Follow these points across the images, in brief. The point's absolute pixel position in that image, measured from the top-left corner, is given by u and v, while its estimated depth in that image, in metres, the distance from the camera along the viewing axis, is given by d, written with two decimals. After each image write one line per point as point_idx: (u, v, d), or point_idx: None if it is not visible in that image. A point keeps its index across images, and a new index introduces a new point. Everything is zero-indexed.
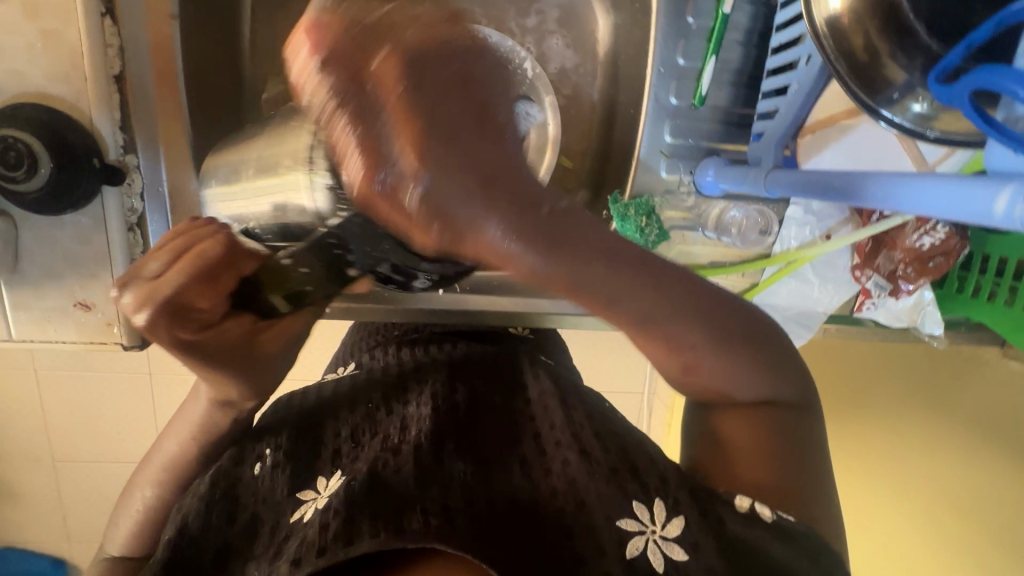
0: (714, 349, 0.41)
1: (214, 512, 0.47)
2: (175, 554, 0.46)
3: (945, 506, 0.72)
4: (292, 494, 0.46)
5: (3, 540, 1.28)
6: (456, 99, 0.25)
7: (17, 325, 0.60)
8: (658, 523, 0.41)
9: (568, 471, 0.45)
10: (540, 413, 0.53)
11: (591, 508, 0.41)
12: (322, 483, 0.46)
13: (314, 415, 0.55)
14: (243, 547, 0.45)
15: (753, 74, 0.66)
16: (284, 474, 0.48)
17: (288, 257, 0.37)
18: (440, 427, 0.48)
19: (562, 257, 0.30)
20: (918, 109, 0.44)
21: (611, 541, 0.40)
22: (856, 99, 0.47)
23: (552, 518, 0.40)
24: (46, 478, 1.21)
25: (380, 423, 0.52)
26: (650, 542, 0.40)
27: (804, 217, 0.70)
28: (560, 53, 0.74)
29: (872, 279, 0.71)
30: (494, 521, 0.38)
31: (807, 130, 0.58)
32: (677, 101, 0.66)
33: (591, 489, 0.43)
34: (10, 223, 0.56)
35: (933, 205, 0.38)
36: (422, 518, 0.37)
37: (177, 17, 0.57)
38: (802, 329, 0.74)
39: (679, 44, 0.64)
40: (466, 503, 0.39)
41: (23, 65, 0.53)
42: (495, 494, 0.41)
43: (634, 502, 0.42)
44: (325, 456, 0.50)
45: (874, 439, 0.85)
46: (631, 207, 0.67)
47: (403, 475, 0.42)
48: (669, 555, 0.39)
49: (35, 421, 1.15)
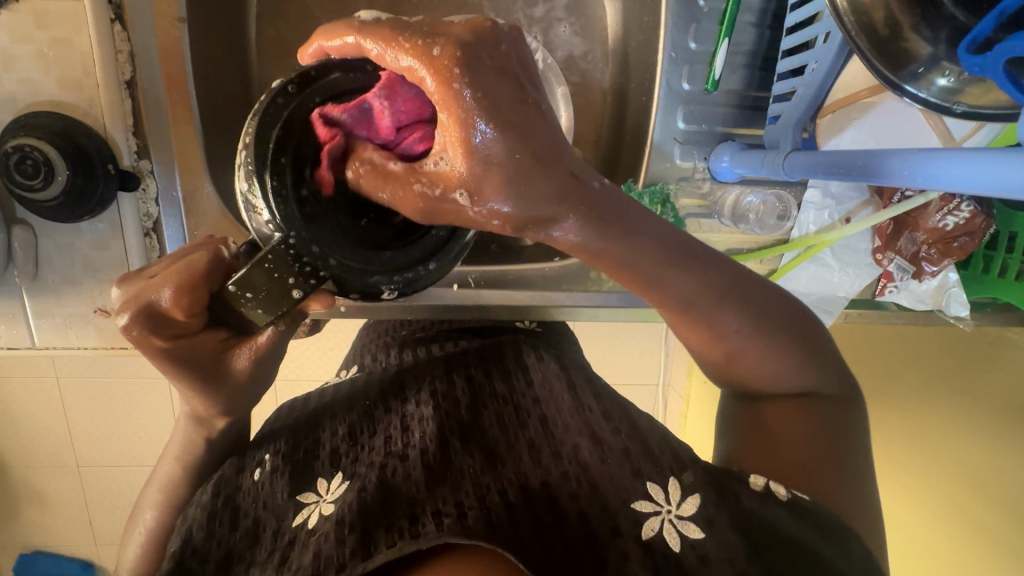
0: (752, 326, 0.45)
1: (217, 519, 0.47)
2: (178, 562, 0.44)
3: (968, 490, 0.71)
4: (294, 497, 0.47)
5: (34, 544, 1.31)
6: (500, 88, 0.30)
7: (39, 332, 0.61)
8: (673, 503, 0.41)
9: (579, 454, 0.46)
10: (543, 397, 0.54)
11: (604, 491, 0.42)
12: (324, 485, 0.47)
13: (309, 420, 0.55)
14: (245, 551, 0.45)
15: (767, 56, 0.65)
16: (284, 478, 0.48)
17: (230, 284, 0.34)
18: (442, 427, 0.49)
19: (613, 232, 0.37)
20: (943, 83, 0.43)
21: (627, 523, 0.40)
22: (877, 75, 0.45)
23: (563, 504, 0.41)
24: (73, 482, 1.24)
25: (381, 421, 0.52)
26: (666, 522, 0.40)
27: (823, 201, 0.68)
28: (568, 41, 0.73)
29: (894, 262, 0.70)
30: (507, 510, 0.38)
31: (828, 109, 0.57)
32: (690, 86, 0.65)
33: (605, 474, 0.44)
34: (29, 231, 0.57)
35: (959, 180, 0.37)
36: (436, 520, 0.37)
37: (185, 21, 0.57)
38: (824, 314, 0.72)
39: (690, 28, 0.63)
40: (478, 498, 0.39)
41: (35, 74, 0.53)
42: (506, 482, 0.42)
43: (648, 483, 0.43)
44: (323, 457, 0.50)
45: (896, 428, 0.83)
46: (645, 196, 0.66)
47: (414, 479, 0.43)
48: (685, 534, 0.40)
49: (59, 427, 1.17)
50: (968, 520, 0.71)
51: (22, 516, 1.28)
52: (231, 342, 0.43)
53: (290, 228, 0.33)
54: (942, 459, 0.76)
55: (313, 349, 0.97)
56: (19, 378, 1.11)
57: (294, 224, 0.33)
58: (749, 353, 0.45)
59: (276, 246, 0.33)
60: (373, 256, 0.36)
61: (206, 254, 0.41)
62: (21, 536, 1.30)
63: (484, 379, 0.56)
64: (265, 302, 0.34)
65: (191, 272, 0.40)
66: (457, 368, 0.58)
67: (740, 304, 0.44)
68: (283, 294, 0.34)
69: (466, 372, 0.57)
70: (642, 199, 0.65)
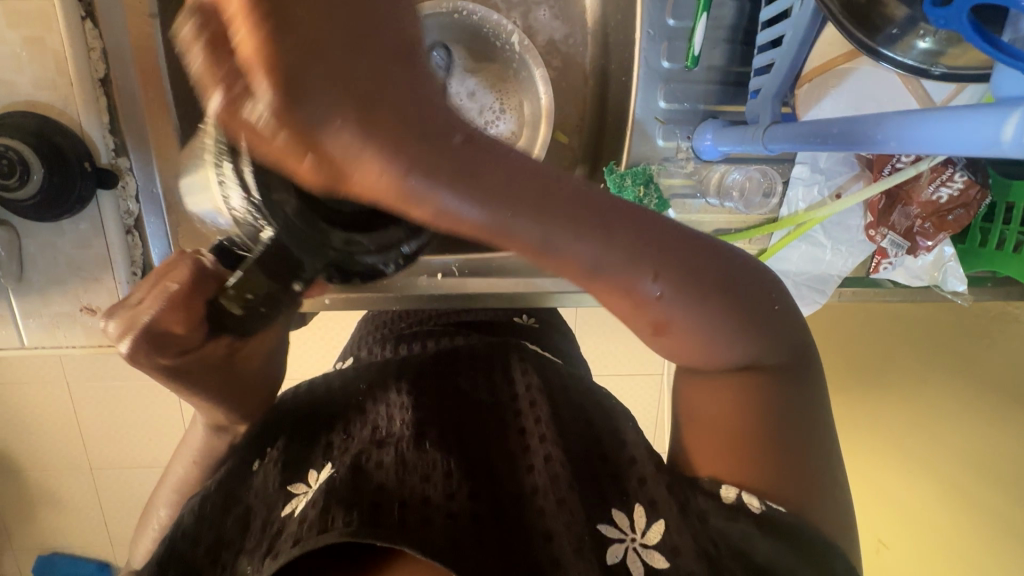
0: (682, 294, 0.34)
1: (209, 503, 0.46)
2: (168, 550, 0.44)
3: (962, 473, 0.71)
4: (283, 488, 0.46)
5: (50, 546, 1.33)
6: None
7: (27, 332, 0.61)
8: (638, 532, 0.41)
9: (550, 468, 0.45)
10: (527, 411, 0.51)
11: (571, 506, 0.43)
12: (314, 476, 0.46)
13: (307, 403, 0.55)
14: (235, 538, 0.44)
15: (749, 29, 0.63)
16: (276, 467, 0.48)
17: (231, 285, 0.35)
18: (424, 418, 0.48)
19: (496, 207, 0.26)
20: (923, 45, 0.42)
21: (591, 544, 0.41)
22: (851, 41, 0.44)
23: (530, 522, 0.42)
24: (84, 484, 1.26)
25: (369, 412, 0.52)
26: (630, 550, 0.41)
27: (811, 176, 0.67)
28: (547, 24, 0.72)
29: (887, 238, 0.67)
30: (472, 522, 0.39)
31: (806, 77, 0.55)
32: (670, 63, 0.63)
33: (574, 492, 0.44)
34: (12, 231, 0.57)
35: (935, 142, 0.35)
36: (400, 513, 0.37)
37: (156, 16, 0.58)
38: (814, 294, 0.71)
39: (668, 3, 0.62)
40: (445, 495, 0.40)
41: (10, 75, 0.54)
42: (478, 487, 0.43)
43: (613, 510, 0.43)
44: (318, 446, 0.50)
45: (892, 411, 0.83)
46: (627, 177, 0.65)
47: (386, 465, 0.43)
48: (649, 562, 0.40)
49: (68, 430, 1.19)
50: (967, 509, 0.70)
51: (37, 519, 1.30)
52: (235, 346, 0.45)
53: (278, 219, 0.33)
54: (948, 437, 0.74)
55: (310, 347, 0.98)
56: (26, 384, 1.13)
57: (279, 217, 0.33)
58: (684, 318, 0.35)
59: (283, 224, 0.33)
60: (359, 237, 0.36)
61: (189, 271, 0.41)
62: (37, 539, 1.32)
63: (474, 383, 0.56)
64: (268, 269, 0.34)
65: (194, 279, 0.41)
66: (448, 375, 0.56)
67: (662, 257, 0.33)
68: (288, 277, 0.35)
69: (456, 377, 0.56)
70: (624, 180, 0.65)
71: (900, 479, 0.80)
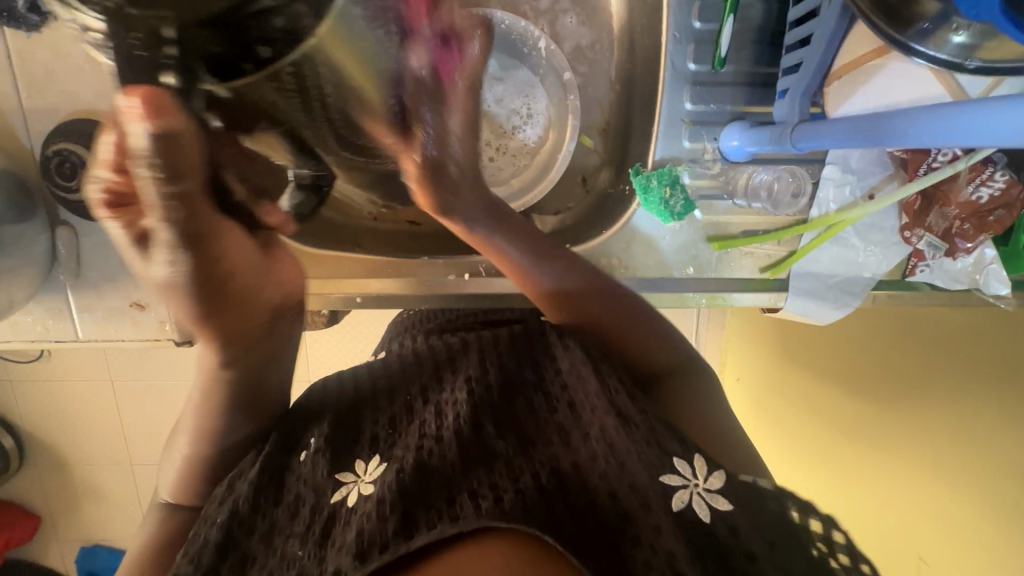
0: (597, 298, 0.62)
1: (264, 494, 0.51)
2: (226, 534, 0.48)
3: (967, 486, 0.73)
4: (332, 476, 0.52)
5: (93, 537, 1.39)
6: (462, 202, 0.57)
7: (83, 326, 0.65)
8: (700, 477, 0.45)
9: (606, 435, 0.49)
10: (574, 383, 0.55)
11: (631, 469, 0.46)
12: (361, 467, 0.52)
13: (350, 406, 0.59)
14: (286, 523, 0.50)
15: (777, 30, 0.63)
16: (325, 458, 0.53)
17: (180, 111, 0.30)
18: (475, 410, 0.52)
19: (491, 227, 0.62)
20: (957, 40, 0.40)
21: (658, 497, 0.44)
22: (881, 36, 0.43)
23: (593, 486, 0.45)
24: (127, 477, 1.32)
25: (417, 411, 0.56)
26: (695, 494, 0.45)
27: (843, 177, 0.66)
28: (574, 31, 0.75)
29: (924, 239, 0.66)
30: (540, 494, 0.42)
31: (834, 75, 0.51)
32: (697, 65, 0.64)
33: (632, 453, 0.47)
34: (72, 231, 0.62)
35: (958, 135, 0.36)
36: (475, 505, 0.40)
37: None
38: (847, 296, 0.70)
39: (693, 7, 0.62)
40: (513, 481, 0.43)
41: (75, 87, 0.58)
42: (538, 465, 0.46)
43: (674, 459, 0.47)
44: (364, 443, 0.55)
45: (914, 416, 0.81)
46: (653, 178, 0.65)
47: (448, 459, 0.47)
48: (714, 505, 0.44)
49: (114, 425, 1.25)
50: (1002, 517, 0.69)
51: (80, 511, 1.36)
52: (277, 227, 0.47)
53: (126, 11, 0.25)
54: (975, 430, 0.74)
55: (342, 345, 1.02)
56: (75, 379, 1.20)
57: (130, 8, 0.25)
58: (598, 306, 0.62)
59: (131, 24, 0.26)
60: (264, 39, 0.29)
61: (200, 186, 0.34)
62: (80, 529, 1.38)
63: (517, 370, 0.58)
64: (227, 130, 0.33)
65: (168, 153, 0.31)
66: (490, 354, 0.60)
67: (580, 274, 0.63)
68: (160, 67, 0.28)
69: (497, 360, 0.59)
70: (650, 181, 0.65)
71: (912, 494, 0.81)
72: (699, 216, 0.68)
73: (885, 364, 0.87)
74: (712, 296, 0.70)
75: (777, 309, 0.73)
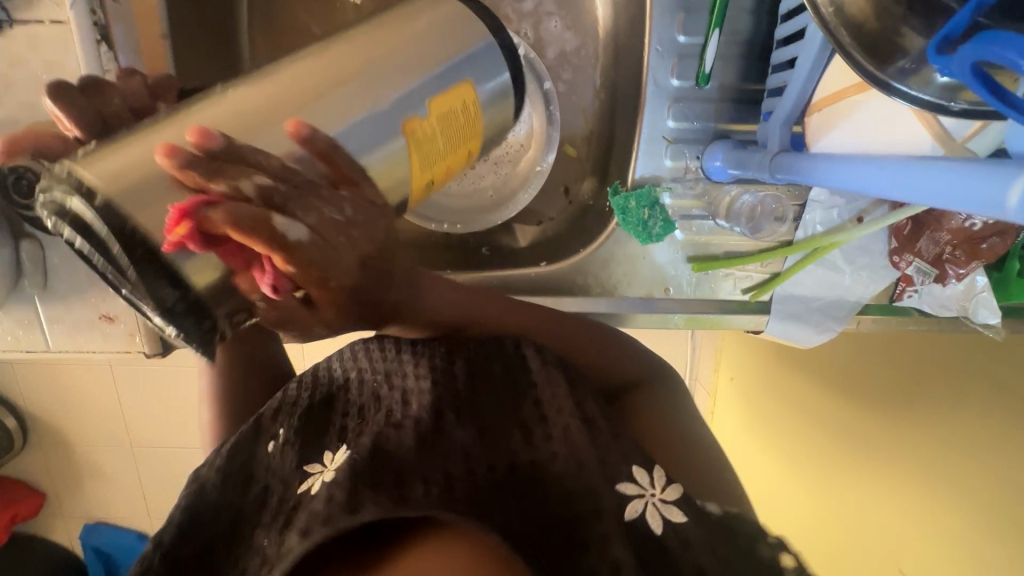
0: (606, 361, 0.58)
1: (230, 482, 0.51)
2: (189, 513, 0.50)
3: (931, 498, 0.73)
4: (300, 467, 0.48)
5: (94, 515, 1.43)
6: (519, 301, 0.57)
7: (53, 337, 0.65)
8: (657, 488, 0.43)
9: (570, 438, 0.45)
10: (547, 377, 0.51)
11: (590, 471, 0.43)
12: (329, 456, 0.47)
13: (323, 395, 0.55)
14: (253, 513, 0.48)
15: (766, 45, 0.60)
16: (294, 449, 0.50)
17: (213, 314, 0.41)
18: (439, 396, 0.48)
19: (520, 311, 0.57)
20: (942, 80, 0.37)
21: (612, 505, 0.42)
22: (860, 72, 0.40)
23: (549, 485, 0.42)
24: (125, 459, 1.34)
25: (385, 399, 0.52)
26: (649, 505, 0.42)
27: (830, 200, 0.63)
28: (559, 35, 0.71)
29: (913, 265, 0.64)
30: (491, 486, 0.40)
31: (816, 106, 0.48)
32: (680, 81, 0.61)
33: (591, 454, 0.44)
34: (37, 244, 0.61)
35: (927, 193, 0.34)
36: (424, 487, 0.38)
37: (166, 38, 0.61)
38: (830, 321, 0.68)
39: (679, 19, 0.59)
40: (467, 469, 0.41)
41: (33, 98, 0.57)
42: (497, 458, 0.43)
43: (634, 467, 0.45)
44: (333, 430, 0.50)
45: (898, 422, 0.79)
46: (632, 199, 0.63)
47: (404, 441, 0.43)
48: (668, 517, 0.42)
49: (111, 410, 1.26)
50: (970, 526, 0.68)
51: (86, 491, 1.40)
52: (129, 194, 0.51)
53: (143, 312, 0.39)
54: (972, 426, 0.69)
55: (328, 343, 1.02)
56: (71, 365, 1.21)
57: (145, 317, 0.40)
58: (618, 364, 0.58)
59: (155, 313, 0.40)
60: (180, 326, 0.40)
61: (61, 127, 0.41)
62: (84, 508, 1.42)
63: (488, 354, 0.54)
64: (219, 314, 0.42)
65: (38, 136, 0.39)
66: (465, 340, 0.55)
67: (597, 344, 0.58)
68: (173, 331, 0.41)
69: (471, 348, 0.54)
70: (628, 202, 0.63)
71: (875, 503, 0.82)
72: (679, 237, 0.66)
73: (879, 372, 0.83)
74: (690, 316, 0.67)
75: (759, 331, 0.71)
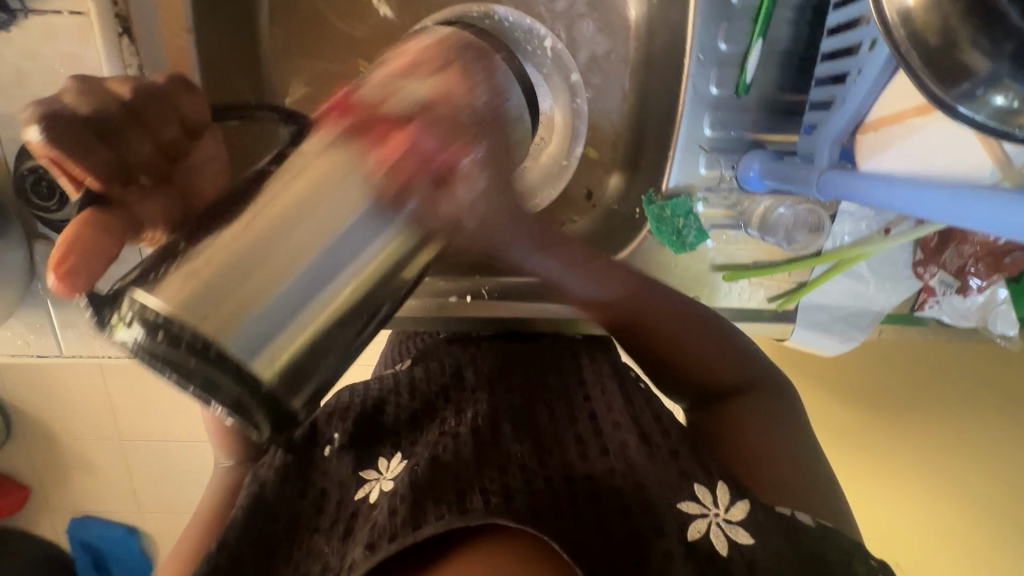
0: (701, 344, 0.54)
1: (287, 486, 0.51)
2: (249, 518, 0.48)
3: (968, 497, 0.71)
4: (356, 474, 0.50)
5: (80, 509, 1.39)
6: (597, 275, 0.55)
7: (66, 342, 0.63)
8: (722, 507, 0.42)
9: (628, 453, 0.47)
10: (597, 394, 0.55)
11: (650, 490, 0.43)
12: (384, 464, 0.50)
13: (373, 401, 0.57)
14: (311, 518, 0.49)
15: (805, 56, 0.60)
16: (350, 455, 0.52)
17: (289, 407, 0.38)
18: (494, 413, 0.52)
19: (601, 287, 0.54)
20: (1000, 102, 0.36)
21: (674, 525, 0.41)
22: (926, 93, 0.39)
23: (608, 498, 0.43)
24: (115, 454, 1.30)
25: (439, 411, 0.54)
26: (713, 525, 0.41)
27: (860, 211, 0.63)
28: (590, 38, 0.70)
29: (936, 276, 0.65)
30: (551, 497, 0.41)
31: (871, 125, 0.49)
32: (718, 90, 0.61)
33: (652, 474, 0.45)
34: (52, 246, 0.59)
35: (996, 219, 0.33)
36: (483, 499, 0.39)
37: (191, 31, 0.57)
38: (852, 330, 0.69)
39: (720, 28, 0.59)
40: (524, 481, 0.42)
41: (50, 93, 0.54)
42: (553, 472, 0.44)
43: (696, 485, 0.44)
44: (387, 439, 0.53)
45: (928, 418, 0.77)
46: (667, 208, 0.63)
47: (463, 456, 0.45)
48: (734, 539, 0.41)
49: (100, 405, 1.22)
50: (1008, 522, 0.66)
51: (71, 487, 1.35)
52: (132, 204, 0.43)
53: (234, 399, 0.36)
54: (983, 442, 0.70)
55: None
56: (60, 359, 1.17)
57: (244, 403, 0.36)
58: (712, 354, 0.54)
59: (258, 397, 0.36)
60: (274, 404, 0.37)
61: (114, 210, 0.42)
62: (71, 503, 1.38)
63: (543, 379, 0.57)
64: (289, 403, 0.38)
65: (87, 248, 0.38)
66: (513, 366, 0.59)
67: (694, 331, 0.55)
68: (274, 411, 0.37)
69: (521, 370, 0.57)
70: (664, 211, 0.63)
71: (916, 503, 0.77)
72: (709, 246, 0.66)
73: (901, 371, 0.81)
74: None
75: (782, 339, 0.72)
